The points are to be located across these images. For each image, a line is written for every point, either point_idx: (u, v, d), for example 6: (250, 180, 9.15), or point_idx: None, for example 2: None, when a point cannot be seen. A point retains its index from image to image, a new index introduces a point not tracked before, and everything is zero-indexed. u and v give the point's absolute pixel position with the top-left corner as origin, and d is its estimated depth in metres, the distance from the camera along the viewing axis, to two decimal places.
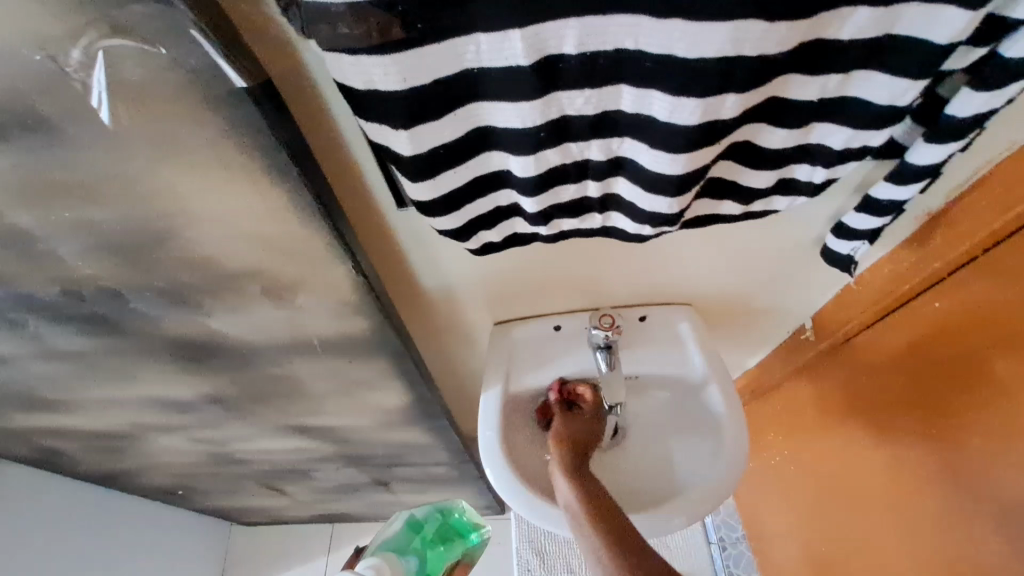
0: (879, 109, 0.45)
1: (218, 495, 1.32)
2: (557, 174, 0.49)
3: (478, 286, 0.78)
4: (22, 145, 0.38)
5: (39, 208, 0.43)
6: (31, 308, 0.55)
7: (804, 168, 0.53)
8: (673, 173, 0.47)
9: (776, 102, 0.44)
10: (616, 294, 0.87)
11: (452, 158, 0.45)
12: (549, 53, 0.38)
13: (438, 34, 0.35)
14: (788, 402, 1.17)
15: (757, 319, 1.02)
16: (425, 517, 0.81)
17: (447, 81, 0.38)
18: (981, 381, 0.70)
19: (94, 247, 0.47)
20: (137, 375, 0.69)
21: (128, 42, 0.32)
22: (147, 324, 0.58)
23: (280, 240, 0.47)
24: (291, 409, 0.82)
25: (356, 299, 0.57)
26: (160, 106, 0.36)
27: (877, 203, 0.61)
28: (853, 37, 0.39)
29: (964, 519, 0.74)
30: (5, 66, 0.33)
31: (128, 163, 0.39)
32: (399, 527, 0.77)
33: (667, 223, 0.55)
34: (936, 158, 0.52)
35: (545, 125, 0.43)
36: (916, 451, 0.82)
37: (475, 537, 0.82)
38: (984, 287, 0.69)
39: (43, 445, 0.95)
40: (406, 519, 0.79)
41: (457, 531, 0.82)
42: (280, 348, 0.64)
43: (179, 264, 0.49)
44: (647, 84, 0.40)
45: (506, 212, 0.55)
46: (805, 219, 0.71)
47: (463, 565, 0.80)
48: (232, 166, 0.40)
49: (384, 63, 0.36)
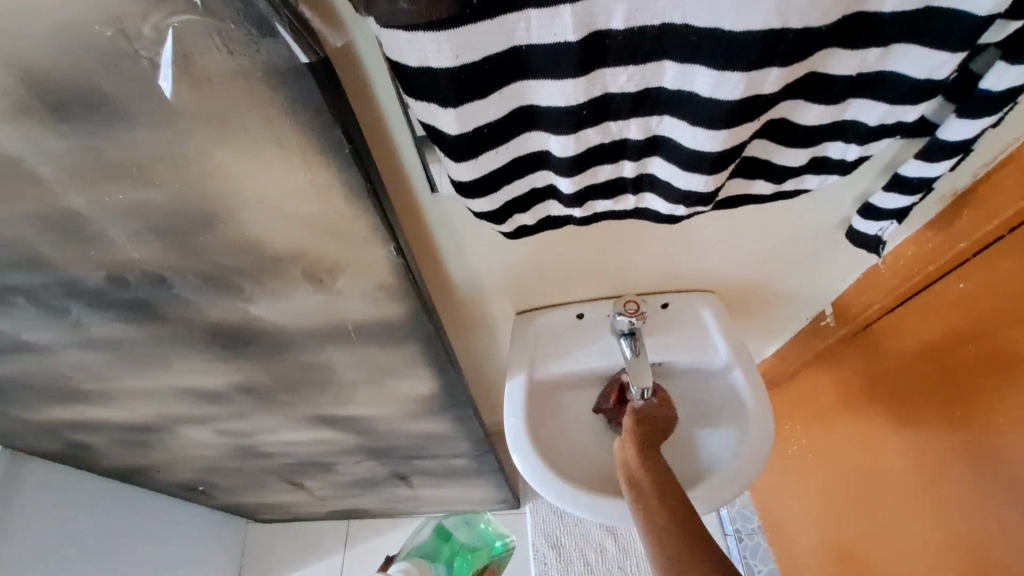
0: (916, 82, 0.46)
1: (238, 491, 1.33)
2: (594, 154, 0.50)
3: (504, 273, 0.78)
4: (83, 125, 0.39)
5: (95, 190, 0.44)
6: (75, 294, 0.56)
7: (837, 146, 0.53)
8: (711, 150, 0.48)
9: (815, 78, 0.44)
10: (640, 281, 0.88)
11: (495, 138, 0.46)
12: (597, 28, 0.38)
13: (492, 11, 0.36)
14: (807, 390, 1.18)
15: (777, 306, 1.02)
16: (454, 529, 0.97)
17: (496, 58, 0.39)
18: (1006, 360, 0.70)
19: (143, 230, 0.48)
20: (171, 364, 0.70)
21: (197, 18, 0.33)
22: (187, 310, 0.59)
23: (325, 221, 0.48)
24: (319, 399, 0.83)
25: (394, 282, 0.58)
26: (220, 83, 0.37)
27: (907, 181, 0.61)
28: (894, 9, 0.40)
29: (990, 500, 0.74)
30: (75, 43, 0.34)
31: (185, 143, 0.40)
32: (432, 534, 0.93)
33: (700, 202, 0.55)
34: (969, 134, 0.52)
35: (588, 102, 0.44)
36: (941, 432, 0.82)
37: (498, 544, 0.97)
38: (1010, 266, 0.69)
39: (70, 439, 0.96)
40: (437, 529, 0.95)
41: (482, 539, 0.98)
42: (315, 335, 0.65)
43: (225, 247, 0.50)
44: (691, 59, 0.41)
45: (541, 194, 0.56)
46: (830, 201, 0.72)
47: (492, 568, 0.95)
48: (285, 146, 0.41)
49: (438, 40, 0.37)
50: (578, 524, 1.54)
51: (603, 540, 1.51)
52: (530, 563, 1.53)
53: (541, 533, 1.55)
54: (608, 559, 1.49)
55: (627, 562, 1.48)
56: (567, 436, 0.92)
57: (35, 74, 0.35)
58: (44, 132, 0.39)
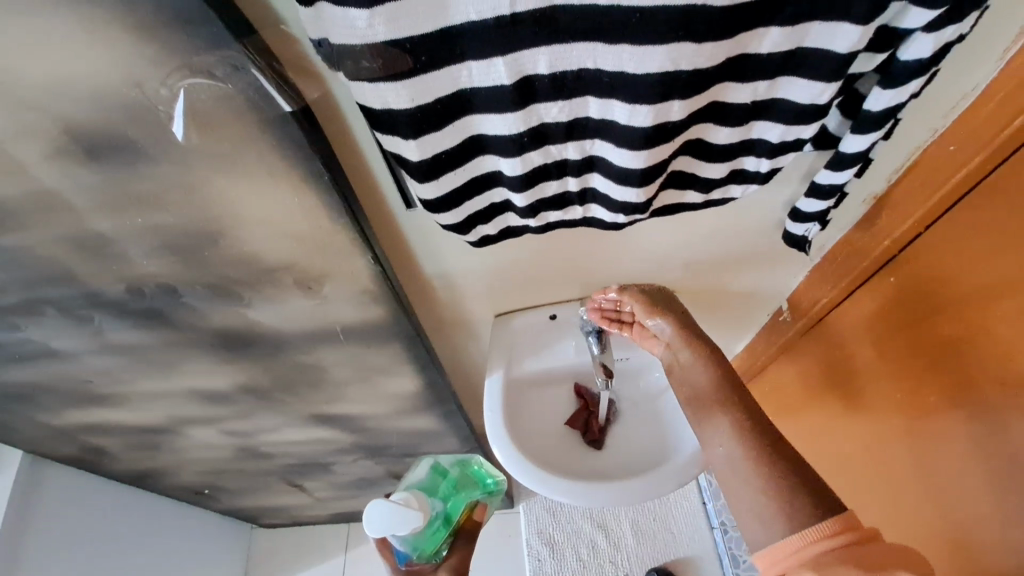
0: (805, 107, 0.53)
1: (243, 494, 1.40)
2: (540, 173, 0.59)
3: (479, 278, 0.86)
4: (111, 164, 0.48)
5: (117, 215, 0.52)
6: (97, 305, 0.64)
7: (750, 159, 0.62)
8: (636, 167, 0.56)
9: (716, 105, 0.53)
10: (606, 283, 0.96)
11: (452, 162, 0.54)
12: (526, 73, 0.47)
13: (437, 63, 0.44)
14: (776, 383, 1.25)
15: (738, 303, 1.10)
16: (448, 466, 0.88)
17: (446, 99, 0.48)
18: (937, 343, 0.78)
19: (158, 248, 0.56)
20: (181, 367, 0.78)
21: (203, 80, 0.42)
22: (194, 316, 0.67)
23: (312, 235, 0.57)
24: (316, 398, 0.91)
25: (375, 287, 0.66)
26: (221, 128, 0.46)
27: (821, 187, 0.69)
28: (771, 50, 0.48)
29: (936, 475, 0.80)
30: (106, 103, 0.43)
31: (194, 176, 0.49)
32: (425, 472, 0.84)
33: (637, 211, 0.64)
34: (862, 145, 0.60)
35: (527, 131, 0.53)
36: (887, 414, 0.89)
37: (492, 484, 0.90)
38: (930, 258, 0.77)
39: (87, 442, 1.04)
40: (430, 465, 0.86)
41: (476, 478, 0.89)
42: (308, 336, 0.73)
43: (227, 260, 0.59)
44: (607, 95, 0.49)
45: (499, 207, 0.64)
46: (765, 206, 0.81)
47: (482, 506, 0.87)
48: (275, 174, 0.50)
49: (396, 88, 0.45)
50: (570, 521, 1.61)
51: (595, 536, 1.58)
52: (525, 559, 1.59)
53: (535, 530, 1.62)
54: (598, 552, 1.55)
55: (617, 556, 1.54)
56: (544, 427, 1.00)
57: (72, 125, 0.44)
58: (79, 171, 0.48)
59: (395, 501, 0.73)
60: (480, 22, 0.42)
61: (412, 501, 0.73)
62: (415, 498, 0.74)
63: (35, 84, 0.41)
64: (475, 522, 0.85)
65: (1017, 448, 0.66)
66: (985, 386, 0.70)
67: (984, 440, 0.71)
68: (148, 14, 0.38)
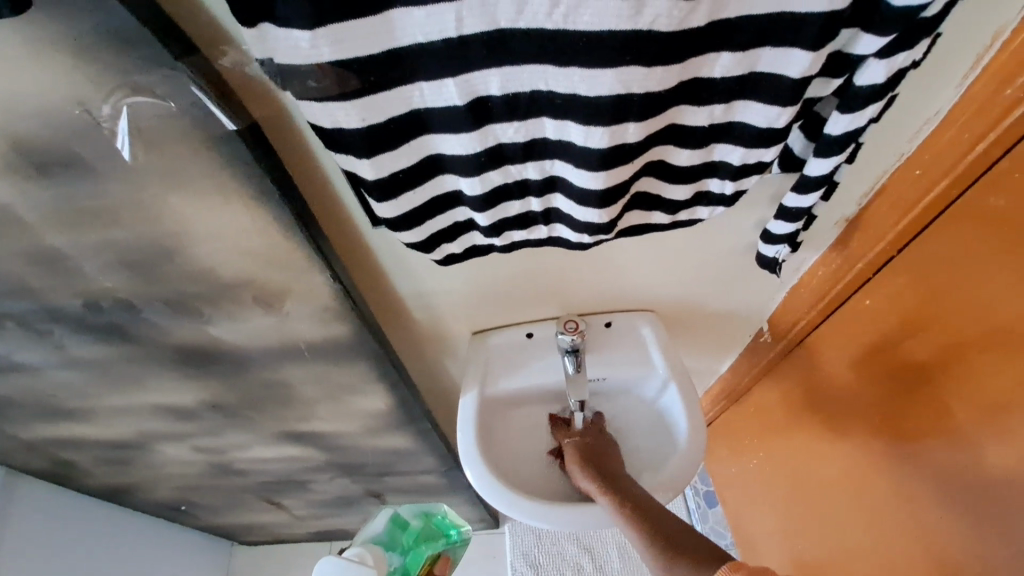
0: (762, 130, 0.53)
1: (220, 511, 1.38)
2: (501, 192, 0.59)
3: (452, 297, 0.86)
4: (59, 180, 0.47)
5: (69, 232, 0.52)
6: (57, 319, 0.64)
7: (714, 181, 0.62)
8: (596, 188, 0.56)
9: (674, 128, 0.53)
10: (582, 302, 0.95)
11: (410, 180, 0.54)
12: (479, 94, 0.47)
13: (386, 83, 0.44)
14: (759, 405, 1.23)
15: (719, 324, 1.09)
16: (410, 516, 0.85)
17: (399, 119, 0.48)
18: (912, 370, 0.77)
19: (113, 263, 0.56)
20: (147, 383, 0.78)
21: (146, 97, 0.42)
22: (156, 332, 0.67)
23: (269, 253, 0.57)
24: (287, 416, 0.90)
25: (337, 305, 0.66)
26: (168, 145, 0.45)
27: (789, 209, 0.69)
28: (724, 74, 0.48)
29: (912, 503, 0.79)
30: (49, 120, 0.43)
31: (144, 192, 0.49)
32: (384, 524, 0.81)
33: (601, 231, 0.63)
34: (824, 169, 0.60)
35: (484, 151, 0.53)
36: (866, 437, 0.88)
37: (456, 536, 0.87)
38: (902, 283, 0.78)
39: (57, 457, 1.02)
40: (391, 515, 0.83)
41: (438, 529, 0.87)
42: (273, 353, 0.73)
43: (184, 276, 0.58)
44: (562, 116, 0.49)
45: (463, 226, 0.64)
46: (738, 226, 0.80)
47: (445, 560, 0.84)
48: (227, 192, 0.50)
49: (346, 107, 0.45)
50: (555, 542, 1.58)
51: (580, 558, 1.54)
52: None
53: (520, 551, 1.58)
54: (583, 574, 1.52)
55: None
56: (520, 450, 0.99)
57: (18, 142, 0.44)
58: (27, 186, 0.48)
59: (347, 557, 0.71)
60: (428, 45, 0.42)
61: (367, 556, 0.72)
62: (370, 554, 0.72)
63: None
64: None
65: (993, 479, 0.66)
66: (959, 414, 0.70)
67: (958, 469, 0.71)
68: (86, 33, 0.38)
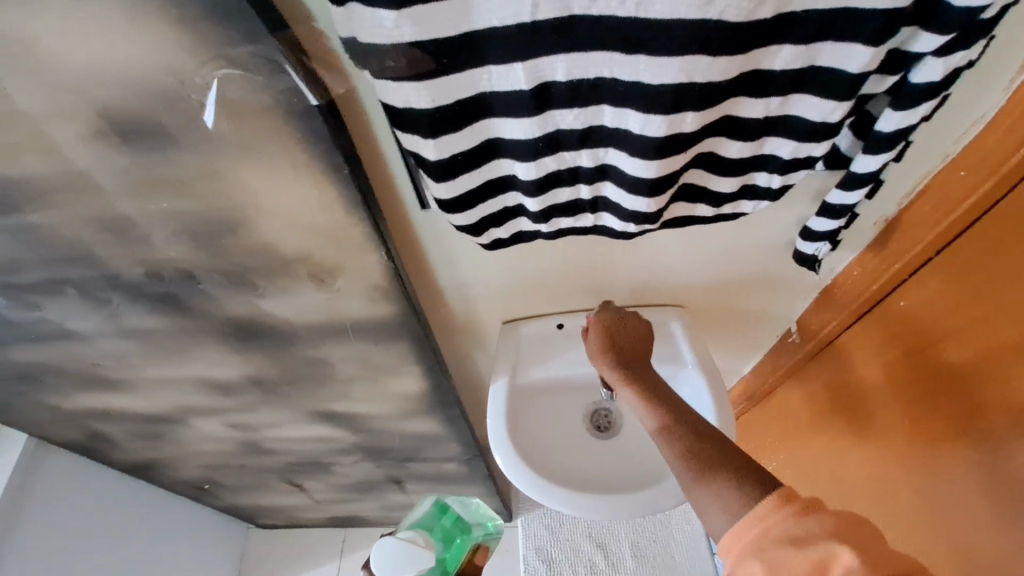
0: (815, 125, 0.54)
1: (242, 492, 1.40)
2: (554, 178, 0.60)
3: (489, 284, 0.87)
4: (142, 148, 0.50)
5: (142, 199, 0.55)
6: (116, 287, 0.66)
7: (761, 175, 0.63)
8: (648, 176, 0.57)
9: (729, 119, 0.54)
10: (615, 294, 0.96)
11: (468, 163, 0.56)
12: (545, 79, 0.49)
13: (459, 65, 0.46)
14: (783, 407, 1.23)
15: (747, 323, 1.09)
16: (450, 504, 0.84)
17: (466, 101, 0.49)
18: (943, 371, 0.78)
19: (179, 232, 0.58)
20: (192, 355, 0.80)
21: (235, 70, 0.44)
22: (209, 303, 0.69)
23: (328, 228, 0.59)
24: (321, 394, 0.92)
25: (385, 284, 0.67)
26: (250, 118, 0.48)
27: (832, 206, 0.70)
28: (784, 67, 0.49)
29: (937, 503, 0.79)
30: (141, 89, 0.45)
31: (220, 163, 0.51)
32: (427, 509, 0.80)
33: (647, 220, 0.65)
34: (874, 166, 0.61)
35: (543, 137, 0.54)
36: (893, 438, 0.88)
37: (491, 527, 0.86)
38: (941, 284, 0.77)
39: (93, 428, 1.05)
40: (433, 502, 0.82)
41: (474, 519, 0.84)
42: (318, 330, 0.75)
43: (245, 248, 0.60)
44: (622, 104, 0.51)
45: (512, 211, 0.66)
46: (776, 223, 0.81)
47: (483, 549, 0.82)
48: (299, 166, 0.52)
49: (418, 88, 0.47)
50: (568, 538, 1.58)
51: (593, 555, 1.54)
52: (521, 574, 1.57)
53: (533, 545, 1.59)
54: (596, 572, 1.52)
55: None
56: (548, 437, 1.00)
57: (109, 109, 0.46)
58: (110, 152, 0.50)
59: (402, 539, 0.71)
60: (502, 29, 0.44)
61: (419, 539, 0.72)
62: (422, 536, 0.72)
63: (77, 68, 0.43)
64: (476, 565, 0.80)
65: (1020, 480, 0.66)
66: (991, 416, 0.70)
67: (983, 468, 0.71)
68: (187, 5, 0.40)
